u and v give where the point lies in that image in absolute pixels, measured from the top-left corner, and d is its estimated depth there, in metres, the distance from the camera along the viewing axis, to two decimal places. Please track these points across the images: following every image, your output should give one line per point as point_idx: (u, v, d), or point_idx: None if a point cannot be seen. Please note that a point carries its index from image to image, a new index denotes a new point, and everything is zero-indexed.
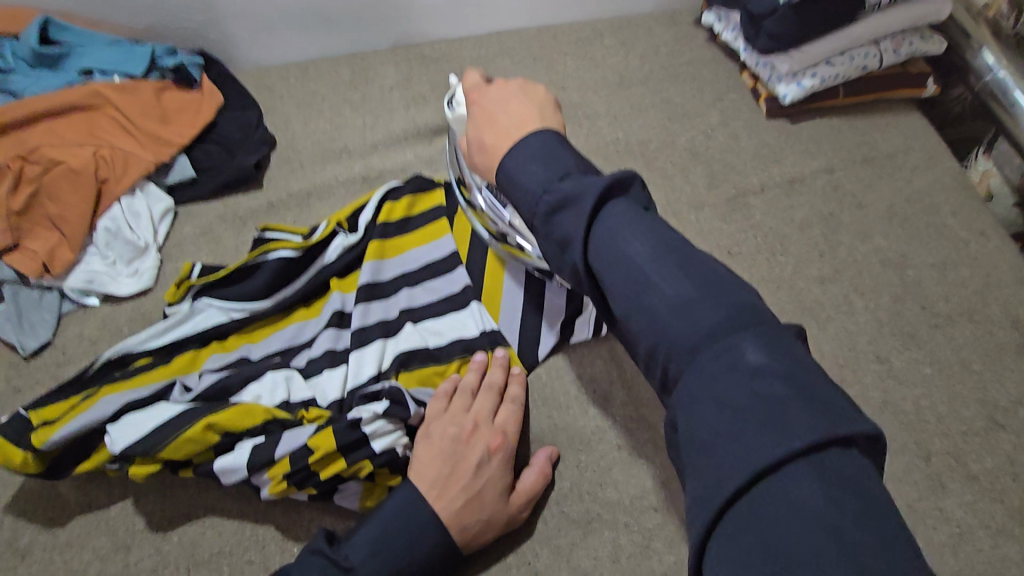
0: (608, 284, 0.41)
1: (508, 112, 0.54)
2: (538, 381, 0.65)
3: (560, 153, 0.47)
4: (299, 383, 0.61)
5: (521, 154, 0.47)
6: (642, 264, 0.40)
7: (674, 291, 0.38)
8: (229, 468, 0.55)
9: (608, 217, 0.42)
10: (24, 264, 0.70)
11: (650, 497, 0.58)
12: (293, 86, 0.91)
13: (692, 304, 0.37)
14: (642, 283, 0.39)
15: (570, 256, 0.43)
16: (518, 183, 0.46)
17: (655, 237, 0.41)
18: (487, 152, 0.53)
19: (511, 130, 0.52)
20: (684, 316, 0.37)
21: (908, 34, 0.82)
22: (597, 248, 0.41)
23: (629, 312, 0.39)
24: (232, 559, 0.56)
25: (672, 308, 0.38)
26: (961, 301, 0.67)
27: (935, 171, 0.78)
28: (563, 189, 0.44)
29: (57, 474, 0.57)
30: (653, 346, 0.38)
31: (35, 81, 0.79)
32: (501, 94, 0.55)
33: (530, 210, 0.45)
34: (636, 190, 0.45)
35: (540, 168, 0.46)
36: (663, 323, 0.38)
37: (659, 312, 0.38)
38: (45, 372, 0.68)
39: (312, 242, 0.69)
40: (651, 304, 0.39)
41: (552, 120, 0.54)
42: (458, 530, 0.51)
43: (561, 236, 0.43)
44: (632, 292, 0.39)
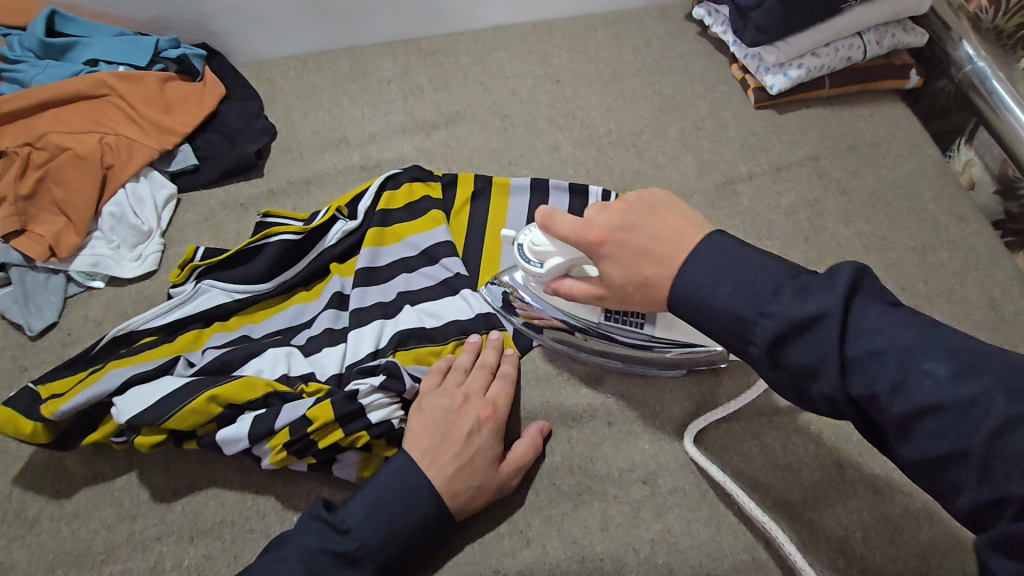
0: (897, 416, 0.40)
1: (653, 237, 0.50)
2: (532, 361, 0.67)
3: (764, 264, 0.46)
4: (299, 359, 0.63)
5: (708, 277, 0.47)
6: (946, 397, 0.39)
7: (1011, 429, 0.37)
8: (232, 438, 0.57)
9: (863, 329, 0.42)
10: (30, 247, 0.72)
11: (639, 469, 0.60)
12: (294, 78, 0.93)
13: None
14: (963, 418, 0.38)
15: (822, 383, 0.42)
16: (713, 305, 0.46)
17: (946, 352, 0.40)
18: (651, 289, 0.50)
19: (668, 259, 0.49)
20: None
21: (891, 27, 0.84)
22: (864, 377, 0.41)
23: (941, 448, 0.39)
24: (234, 528, 0.58)
25: (1013, 447, 0.37)
26: (940, 283, 0.70)
27: (917, 159, 0.80)
28: (785, 309, 0.43)
29: (66, 445, 0.59)
30: (989, 490, 0.37)
31: (41, 70, 0.81)
32: (631, 219, 0.51)
33: (745, 336, 0.45)
34: (869, 282, 0.44)
35: (736, 289, 0.45)
36: (997, 465, 0.37)
37: (990, 453, 0.37)
38: (51, 352, 0.70)
39: (313, 226, 0.71)
40: (976, 445, 0.37)
41: (699, 222, 0.51)
42: (451, 495, 0.53)
43: (801, 365, 0.43)
44: (941, 427, 0.39)
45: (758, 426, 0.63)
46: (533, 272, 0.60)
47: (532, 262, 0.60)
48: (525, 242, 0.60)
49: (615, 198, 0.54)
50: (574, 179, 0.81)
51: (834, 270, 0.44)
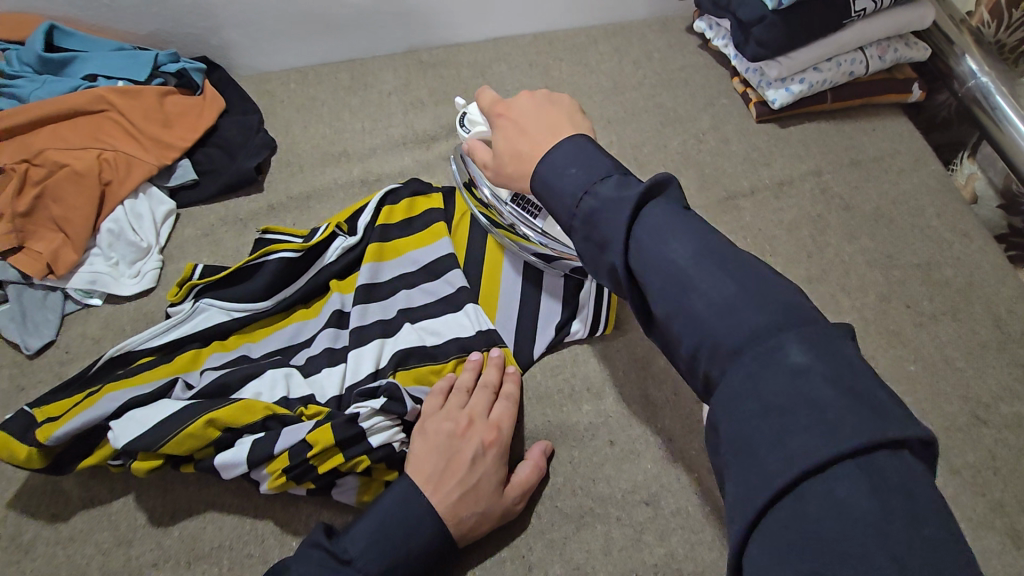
0: (648, 283, 0.41)
1: (539, 119, 0.55)
2: (533, 379, 0.66)
3: (598, 158, 0.48)
4: (299, 380, 0.63)
5: (556, 159, 0.49)
6: (684, 263, 0.40)
7: (716, 292, 0.38)
8: (230, 463, 0.56)
9: (650, 213, 0.43)
10: (28, 264, 0.71)
11: (642, 491, 0.59)
12: (294, 91, 0.93)
13: (733, 304, 0.38)
14: (687, 282, 0.40)
15: (611, 255, 0.44)
16: (555, 188, 0.48)
17: (697, 239, 0.41)
18: (521, 160, 0.54)
19: (542, 136, 0.53)
20: (727, 314, 0.37)
21: (894, 41, 0.84)
22: (639, 249, 0.42)
23: (669, 310, 0.40)
24: (232, 553, 0.57)
25: (719, 306, 0.38)
26: (945, 300, 0.69)
27: (920, 174, 0.79)
28: (600, 190, 0.45)
29: (61, 469, 0.59)
30: (693, 345, 0.39)
31: (39, 86, 0.80)
32: (529, 105, 0.57)
33: (568, 214, 0.47)
34: (673, 190, 0.45)
35: (578, 172, 0.47)
36: (701, 325, 0.38)
37: (702, 313, 0.38)
38: (49, 371, 0.69)
39: (312, 243, 0.70)
40: (692, 302, 0.39)
41: (581, 125, 0.56)
42: (455, 521, 0.52)
43: (601, 238, 0.44)
44: (674, 291, 0.40)
45: None
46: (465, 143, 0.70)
47: (466, 129, 0.71)
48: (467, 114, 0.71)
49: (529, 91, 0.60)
50: None
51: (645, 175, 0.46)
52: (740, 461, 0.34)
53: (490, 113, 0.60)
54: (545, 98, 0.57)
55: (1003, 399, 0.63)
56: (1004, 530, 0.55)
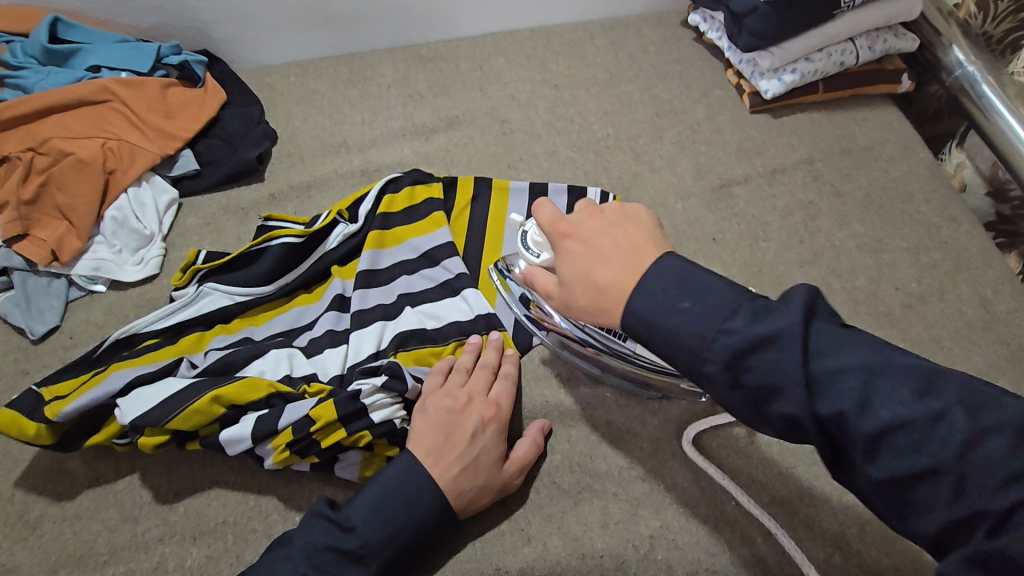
0: (862, 439, 0.38)
1: (615, 242, 0.49)
2: (531, 361, 0.68)
3: (717, 287, 0.44)
4: (302, 360, 0.64)
5: (667, 296, 0.44)
6: (908, 414, 0.38)
7: (979, 443, 0.37)
8: (235, 438, 0.57)
9: (822, 347, 0.41)
10: (33, 251, 0.72)
11: (638, 467, 0.61)
12: (294, 84, 0.94)
13: (1007, 462, 0.36)
14: (919, 437, 0.37)
15: (784, 403, 0.40)
16: (671, 326, 0.43)
17: (904, 375, 0.39)
18: (605, 296, 0.47)
19: (627, 270, 0.47)
20: (1003, 476, 0.36)
21: (883, 32, 0.86)
22: (830, 396, 0.39)
23: (911, 467, 0.37)
24: (237, 529, 0.59)
25: (982, 460, 0.36)
26: (933, 282, 0.71)
27: (909, 162, 0.81)
28: (740, 328, 0.41)
29: (68, 446, 0.60)
30: (957, 506, 0.36)
31: (43, 77, 0.81)
32: (598, 225, 0.51)
33: (700, 354, 0.42)
34: (821, 306, 0.43)
35: (694, 306, 0.43)
36: (970, 482, 0.36)
37: (963, 468, 0.36)
38: (53, 355, 0.70)
39: (314, 230, 0.71)
40: (942, 460, 0.37)
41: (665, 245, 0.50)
42: (455, 494, 0.54)
43: (759, 385, 0.41)
44: (908, 444, 0.38)
45: None
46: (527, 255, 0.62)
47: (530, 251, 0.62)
48: (527, 232, 0.63)
49: (593, 205, 0.53)
50: (572, 182, 0.82)
51: (786, 294, 0.43)
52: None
53: (546, 228, 0.53)
54: (615, 214, 0.51)
55: (989, 376, 0.64)
56: None
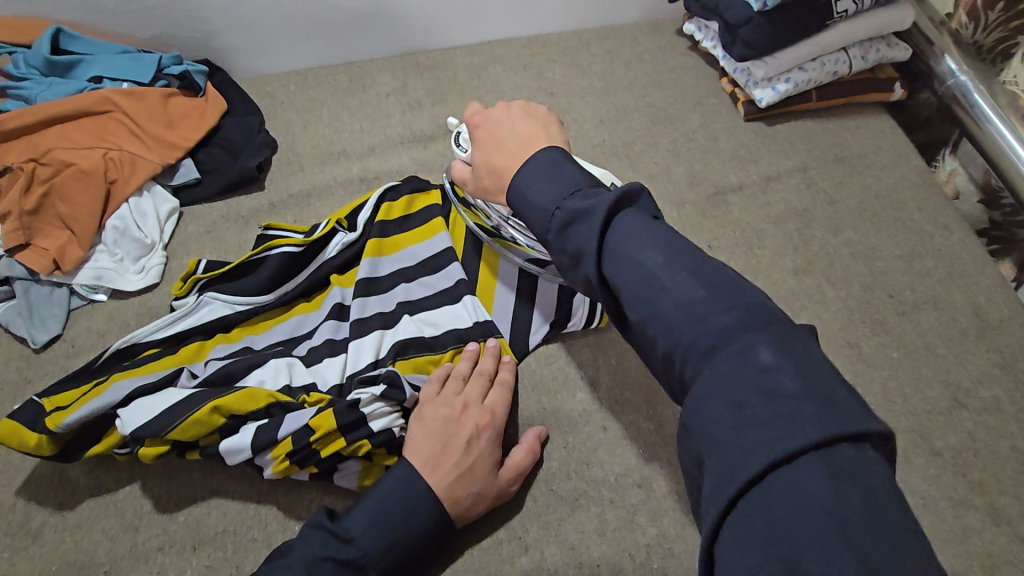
0: (623, 292, 0.43)
1: (514, 131, 0.57)
2: (528, 369, 0.68)
3: (568, 172, 0.49)
4: (301, 369, 0.65)
5: (528, 176, 0.50)
6: (655, 272, 0.42)
7: (689, 294, 0.41)
8: (235, 449, 0.58)
9: (618, 224, 0.45)
10: (35, 261, 0.73)
11: (634, 474, 0.61)
12: (294, 93, 0.95)
13: (704, 307, 0.40)
14: (655, 288, 0.42)
15: (585, 266, 0.46)
16: (528, 200, 0.50)
17: (665, 245, 0.44)
18: (496, 173, 0.56)
19: (517, 150, 0.55)
20: (698, 320, 0.39)
21: (876, 42, 0.87)
22: (611, 260, 0.44)
23: (646, 316, 0.42)
24: (237, 537, 0.59)
25: (693, 309, 0.40)
26: (926, 290, 0.71)
27: (902, 170, 0.82)
28: (575, 204, 0.47)
29: (70, 457, 0.60)
30: (670, 349, 0.40)
31: (45, 88, 0.82)
32: (504, 116, 0.58)
33: (544, 227, 0.48)
34: (645, 200, 0.48)
35: (548, 186, 0.49)
36: (676, 326, 0.40)
37: (675, 314, 0.40)
38: (55, 365, 0.71)
39: (313, 239, 0.72)
40: (664, 307, 0.41)
41: (556, 136, 0.57)
42: (452, 503, 0.54)
43: (573, 250, 0.46)
44: (649, 298, 0.42)
45: None
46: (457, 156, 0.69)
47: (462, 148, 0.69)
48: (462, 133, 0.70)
49: (506, 102, 0.61)
50: None
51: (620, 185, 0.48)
52: (714, 443, 0.36)
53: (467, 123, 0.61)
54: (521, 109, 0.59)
55: (983, 383, 0.65)
56: (983, 508, 0.57)
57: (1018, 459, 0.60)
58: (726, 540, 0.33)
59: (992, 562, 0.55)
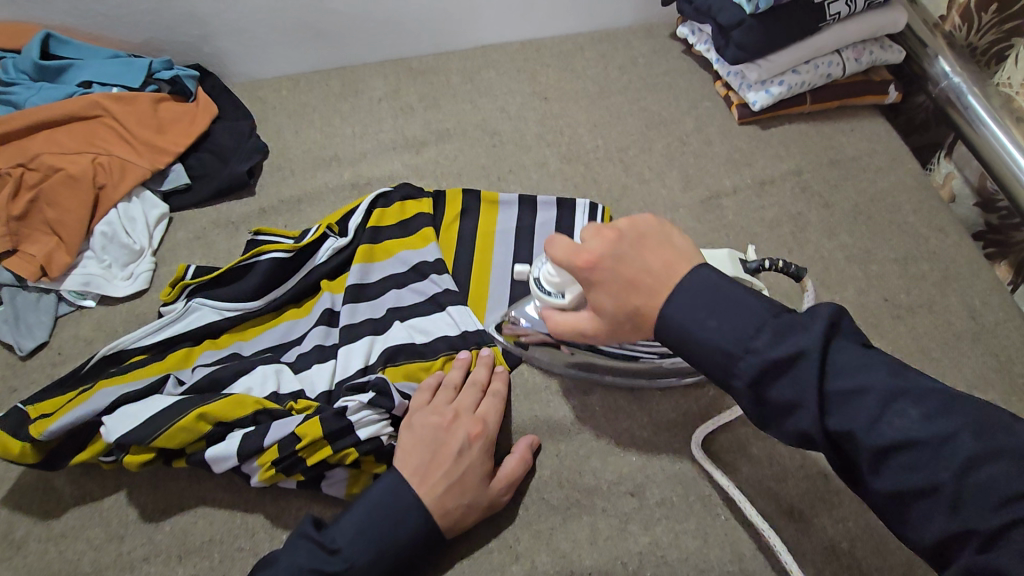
0: (871, 451, 0.39)
1: (648, 270, 0.47)
2: (520, 376, 0.67)
3: (747, 301, 0.44)
4: (289, 376, 0.64)
5: (692, 312, 0.45)
6: (920, 436, 0.38)
7: (979, 465, 0.37)
8: (221, 456, 0.57)
9: (843, 366, 0.41)
10: (22, 267, 0.72)
11: (627, 482, 0.61)
12: (286, 98, 0.94)
13: (1008, 485, 0.36)
14: (931, 460, 0.38)
15: (798, 421, 0.41)
16: (701, 341, 0.44)
17: (915, 395, 0.40)
18: (646, 323, 0.47)
19: (661, 288, 0.46)
20: (1004, 498, 0.36)
21: (869, 44, 0.87)
22: (842, 414, 0.40)
23: (916, 484, 0.38)
24: (223, 547, 0.58)
25: (984, 483, 0.37)
26: (921, 294, 0.71)
27: (897, 172, 0.82)
28: (766, 347, 0.42)
29: (54, 465, 0.59)
30: (954, 524, 0.37)
31: (35, 93, 0.82)
32: (626, 250, 0.47)
33: (727, 370, 0.43)
34: (846, 323, 0.43)
35: (722, 324, 0.44)
36: (970, 500, 0.37)
37: (962, 488, 0.37)
38: (41, 371, 0.70)
39: (303, 244, 0.71)
40: (947, 480, 0.37)
41: (686, 250, 0.48)
42: (442, 513, 0.53)
43: (782, 401, 0.41)
44: (916, 463, 0.38)
45: (743, 437, 0.63)
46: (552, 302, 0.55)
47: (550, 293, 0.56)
48: (540, 275, 0.57)
49: (606, 224, 0.49)
50: (562, 194, 0.82)
51: (812, 308, 0.43)
52: None
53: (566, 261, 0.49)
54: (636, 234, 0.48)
55: (979, 388, 0.64)
56: None
57: None
58: None
59: None
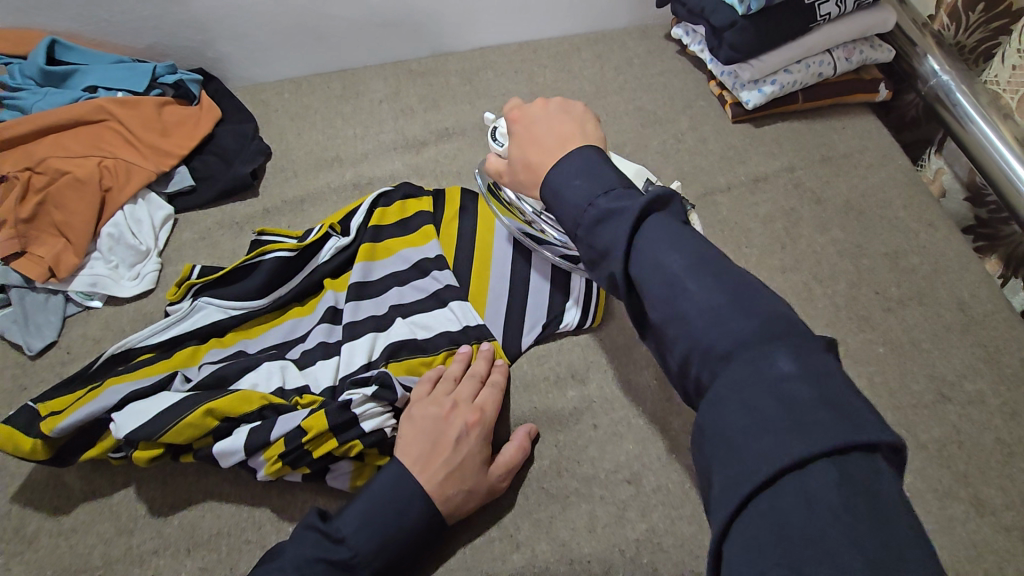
0: (647, 290, 0.45)
1: (550, 129, 0.57)
2: (520, 369, 0.69)
3: (602, 170, 0.50)
4: (294, 372, 0.65)
5: (562, 167, 0.52)
6: (678, 274, 0.43)
7: (710, 300, 0.42)
8: (228, 451, 0.58)
9: (649, 225, 0.46)
10: (30, 269, 0.73)
11: (624, 471, 0.62)
12: (288, 100, 0.96)
13: (726, 313, 0.41)
14: (680, 291, 0.43)
15: (610, 265, 0.47)
16: (562, 195, 0.51)
17: (691, 250, 0.45)
18: (530, 170, 0.57)
19: (548, 149, 0.56)
20: (714, 324, 0.41)
21: (859, 43, 0.88)
22: (637, 258, 0.45)
23: (667, 315, 0.43)
24: (231, 539, 0.59)
25: (713, 314, 0.41)
26: (912, 286, 0.72)
27: (888, 168, 0.83)
28: (604, 204, 0.48)
29: (64, 461, 0.61)
30: (687, 348, 0.42)
31: (41, 98, 0.83)
32: (543, 114, 0.59)
33: (574, 221, 0.49)
34: (676, 206, 0.49)
35: (585, 182, 0.50)
36: (695, 329, 0.41)
37: (692, 319, 0.42)
38: (50, 371, 0.72)
39: (307, 243, 0.73)
40: (685, 310, 0.42)
41: (591, 136, 0.57)
42: (442, 500, 0.55)
43: (601, 248, 0.47)
44: (670, 298, 0.43)
45: None
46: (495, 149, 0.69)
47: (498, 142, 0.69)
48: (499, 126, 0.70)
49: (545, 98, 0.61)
50: None
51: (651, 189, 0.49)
52: (727, 445, 0.36)
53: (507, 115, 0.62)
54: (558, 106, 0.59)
55: (967, 376, 0.66)
56: (968, 499, 0.58)
57: (1003, 451, 0.61)
58: (734, 536, 0.34)
59: (977, 552, 0.56)
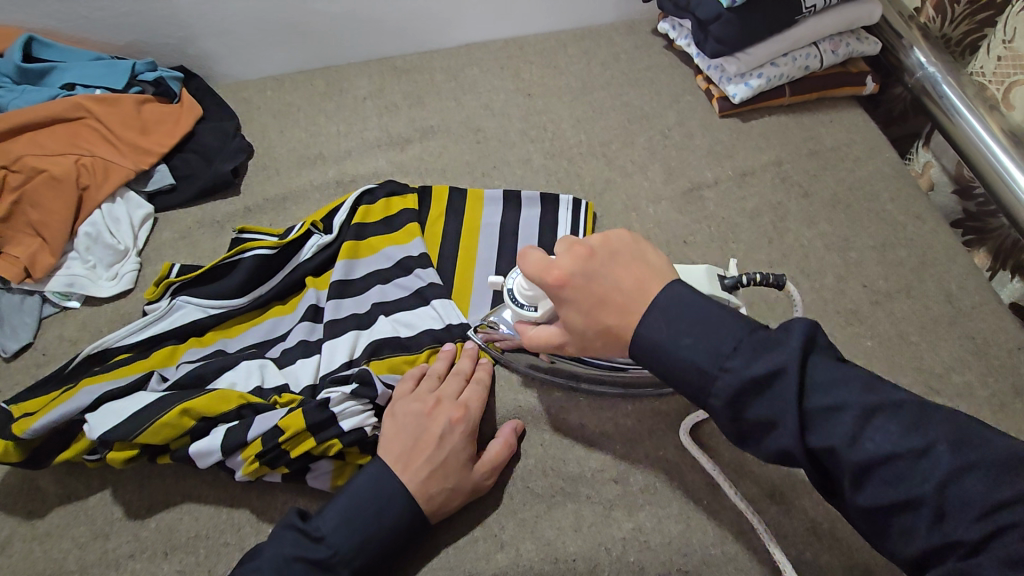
0: (851, 468, 0.41)
1: (619, 285, 0.49)
2: (505, 367, 0.68)
3: (721, 318, 0.46)
4: (273, 370, 0.64)
5: (669, 328, 0.46)
6: (898, 449, 0.40)
7: (959, 477, 0.39)
8: (205, 451, 0.57)
9: (819, 382, 0.43)
10: (5, 269, 0.72)
11: (610, 469, 0.61)
12: (271, 98, 0.95)
13: (987, 493, 0.38)
14: (907, 469, 0.39)
15: (780, 436, 0.42)
16: (676, 356, 0.46)
17: (888, 410, 0.41)
18: (612, 334, 0.49)
19: (630, 305, 0.48)
20: (981, 511, 0.38)
21: (846, 36, 0.88)
22: (819, 431, 0.42)
23: (893, 496, 0.40)
24: (209, 542, 0.58)
25: (959, 495, 0.39)
26: (899, 279, 0.72)
27: (875, 161, 0.83)
28: (743, 366, 0.43)
29: (37, 463, 0.59)
30: (939, 534, 0.39)
31: (18, 95, 0.82)
32: (596, 265, 0.50)
33: (704, 388, 0.45)
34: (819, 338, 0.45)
35: (699, 341, 0.45)
36: (950, 512, 0.39)
37: (941, 500, 0.39)
38: (26, 372, 0.70)
39: (288, 241, 0.72)
40: (925, 492, 0.39)
41: (662, 269, 0.51)
42: (424, 499, 0.54)
43: (759, 417, 0.43)
44: (894, 476, 0.40)
45: None
46: (526, 316, 0.57)
47: (522, 306, 0.57)
48: (513, 288, 0.58)
49: (580, 239, 0.52)
50: (546, 188, 0.83)
51: (784, 324, 0.45)
52: None
53: (540, 275, 0.51)
54: (609, 249, 0.51)
55: (955, 369, 0.65)
56: None
57: None
58: None
59: None
